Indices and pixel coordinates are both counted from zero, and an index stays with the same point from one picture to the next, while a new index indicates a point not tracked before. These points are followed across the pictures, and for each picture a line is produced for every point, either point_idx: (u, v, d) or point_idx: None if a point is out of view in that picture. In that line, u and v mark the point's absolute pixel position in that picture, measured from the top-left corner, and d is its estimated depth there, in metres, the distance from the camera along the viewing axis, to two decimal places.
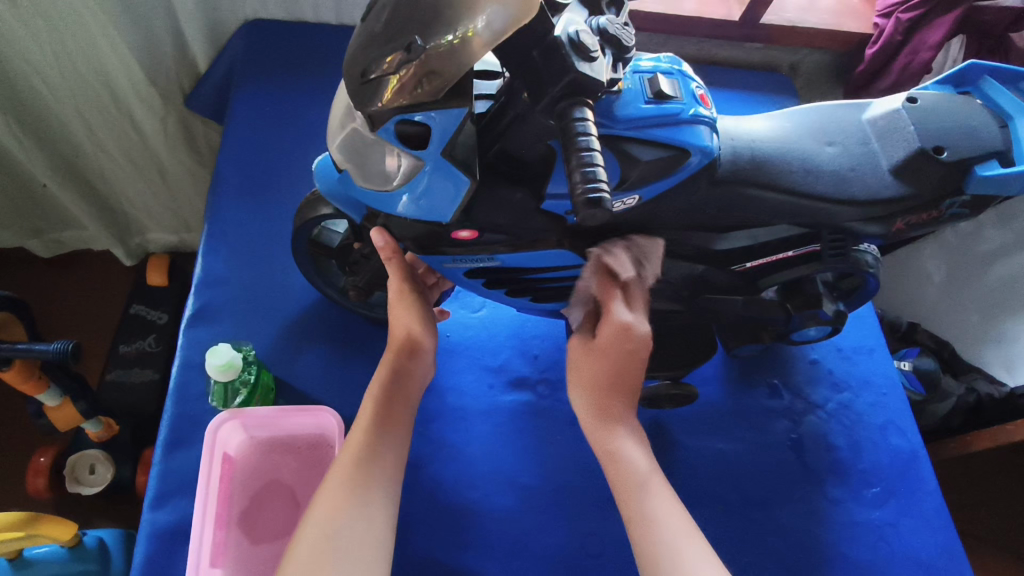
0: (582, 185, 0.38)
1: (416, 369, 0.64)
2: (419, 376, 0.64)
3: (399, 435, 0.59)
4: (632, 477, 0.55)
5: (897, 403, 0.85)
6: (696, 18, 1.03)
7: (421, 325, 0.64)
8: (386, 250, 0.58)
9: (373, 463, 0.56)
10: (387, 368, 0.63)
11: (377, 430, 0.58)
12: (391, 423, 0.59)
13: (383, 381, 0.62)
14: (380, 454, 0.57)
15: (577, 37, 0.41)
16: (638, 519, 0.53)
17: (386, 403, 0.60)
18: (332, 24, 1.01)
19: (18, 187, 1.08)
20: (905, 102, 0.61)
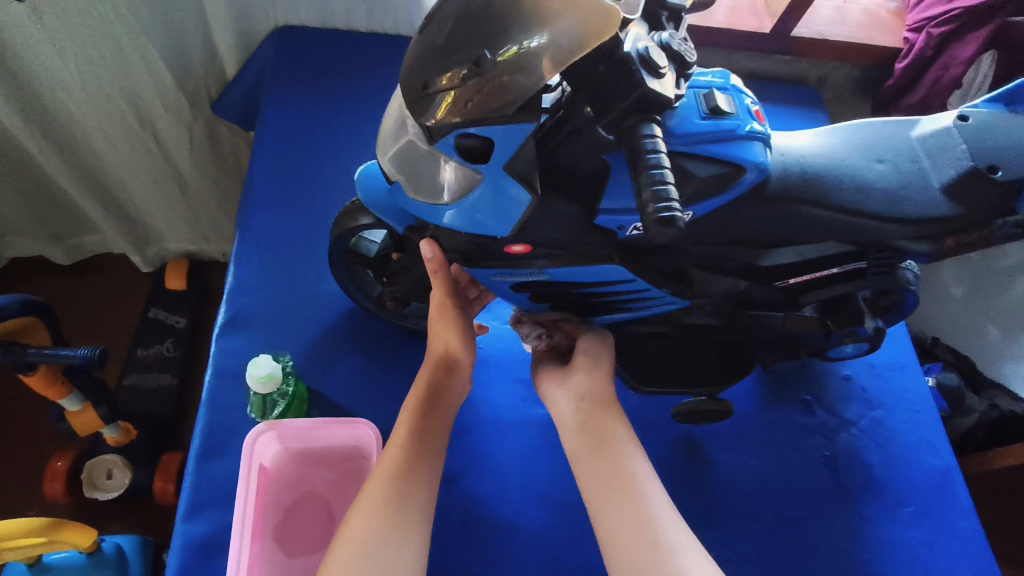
0: (652, 204, 0.38)
1: (453, 387, 0.63)
2: (455, 395, 0.63)
3: (435, 454, 0.58)
4: (623, 471, 0.53)
5: (931, 421, 0.84)
6: (727, 30, 1.02)
7: (461, 342, 0.63)
8: (433, 264, 0.57)
9: (409, 479, 0.54)
10: (424, 383, 0.62)
11: (412, 446, 0.57)
12: (428, 441, 0.58)
13: (421, 397, 0.61)
14: (417, 473, 0.55)
15: (646, 53, 0.41)
16: (626, 510, 0.51)
17: (423, 420, 0.59)
18: (361, 32, 1.01)
19: (40, 190, 1.09)
20: (956, 120, 0.61)
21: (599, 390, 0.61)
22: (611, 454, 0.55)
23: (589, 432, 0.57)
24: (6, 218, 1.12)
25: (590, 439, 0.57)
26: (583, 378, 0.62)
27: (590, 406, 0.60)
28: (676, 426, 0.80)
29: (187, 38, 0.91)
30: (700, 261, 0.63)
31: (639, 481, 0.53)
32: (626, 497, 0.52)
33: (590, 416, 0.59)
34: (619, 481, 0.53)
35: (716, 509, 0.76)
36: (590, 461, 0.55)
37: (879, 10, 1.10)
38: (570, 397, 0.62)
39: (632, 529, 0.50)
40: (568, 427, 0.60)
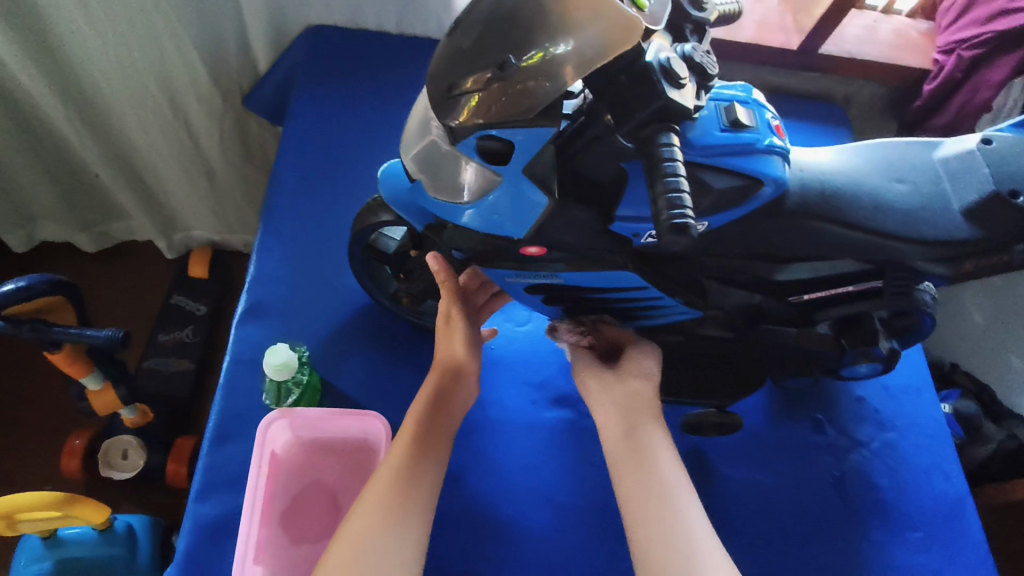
0: (667, 211, 0.39)
1: (459, 393, 0.64)
2: (460, 400, 0.63)
3: (438, 460, 0.58)
4: (653, 478, 0.55)
5: (943, 446, 0.83)
6: (754, 45, 1.02)
7: (467, 350, 0.65)
8: (441, 274, 0.63)
9: (411, 482, 0.55)
10: (430, 389, 0.63)
11: (415, 452, 0.57)
12: (431, 448, 0.58)
13: (427, 402, 0.61)
14: (418, 479, 0.56)
15: (668, 64, 0.42)
16: (654, 510, 0.53)
17: (427, 425, 0.60)
18: (392, 34, 1.02)
19: (73, 174, 1.12)
20: (980, 144, 0.60)
21: (640, 396, 0.62)
22: (647, 459, 0.57)
23: (628, 439, 0.59)
24: (38, 202, 1.16)
25: (630, 442, 0.59)
26: (629, 378, 0.64)
27: (634, 415, 0.61)
28: (685, 437, 0.80)
29: (223, 34, 0.93)
30: (718, 275, 0.63)
31: (672, 492, 0.55)
32: (656, 504, 0.54)
33: (630, 423, 0.60)
34: (653, 493, 0.54)
35: (721, 522, 0.76)
36: (627, 469, 0.57)
37: (910, 31, 1.09)
38: (608, 408, 0.63)
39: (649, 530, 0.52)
40: (610, 431, 0.61)
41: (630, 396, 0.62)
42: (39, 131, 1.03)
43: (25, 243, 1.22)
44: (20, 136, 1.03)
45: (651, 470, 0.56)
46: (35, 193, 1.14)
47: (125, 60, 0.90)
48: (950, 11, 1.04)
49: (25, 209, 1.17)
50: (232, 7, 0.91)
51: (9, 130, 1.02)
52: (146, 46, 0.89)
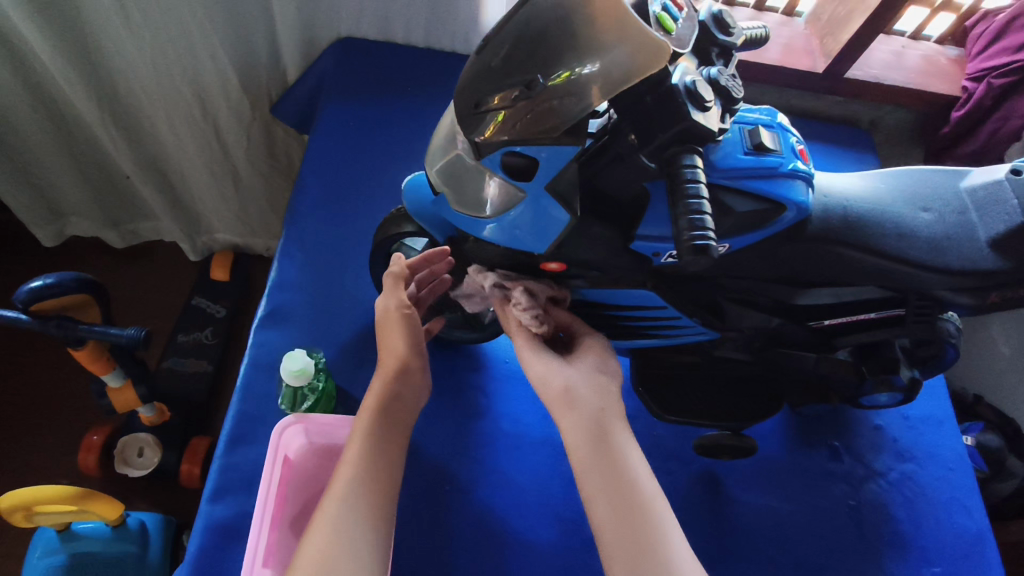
0: (688, 231, 0.39)
1: (406, 395, 0.61)
2: (408, 407, 0.60)
3: (388, 473, 0.55)
4: (625, 483, 0.49)
5: (964, 480, 0.81)
6: (780, 68, 1.01)
7: (412, 349, 0.62)
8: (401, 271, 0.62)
9: (365, 492, 0.52)
10: (376, 397, 0.59)
11: (367, 463, 0.54)
12: (381, 452, 0.56)
13: (374, 410, 0.58)
14: (370, 493, 0.53)
15: (693, 86, 0.42)
16: (624, 506, 0.48)
17: (375, 437, 0.56)
18: (419, 48, 1.03)
19: (104, 173, 1.15)
20: (1009, 173, 0.59)
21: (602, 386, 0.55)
22: (614, 450, 0.51)
23: (594, 431, 0.52)
24: (69, 198, 1.18)
25: (596, 431, 0.52)
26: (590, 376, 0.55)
27: (600, 401, 0.54)
28: (697, 459, 0.79)
29: (254, 44, 0.95)
30: (735, 295, 0.63)
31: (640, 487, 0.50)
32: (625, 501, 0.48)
33: (594, 410, 0.53)
34: (622, 491, 0.49)
35: (732, 547, 0.74)
36: (593, 465, 0.50)
37: (938, 58, 1.08)
38: (571, 409, 0.53)
39: (631, 550, 0.47)
40: (575, 423, 0.52)
41: (594, 396, 0.54)
42: (73, 131, 1.06)
43: (54, 237, 1.24)
44: (55, 135, 1.06)
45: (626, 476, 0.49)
46: (66, 191, 1.16)
47: (159, 67, 0.93)
48: (979, 39, 1.03)
49: (55, 204, 1.19)
50: (265, 17, 0.93)
51: (44, 129, 1.04)
52: (180, 52, 0.92)
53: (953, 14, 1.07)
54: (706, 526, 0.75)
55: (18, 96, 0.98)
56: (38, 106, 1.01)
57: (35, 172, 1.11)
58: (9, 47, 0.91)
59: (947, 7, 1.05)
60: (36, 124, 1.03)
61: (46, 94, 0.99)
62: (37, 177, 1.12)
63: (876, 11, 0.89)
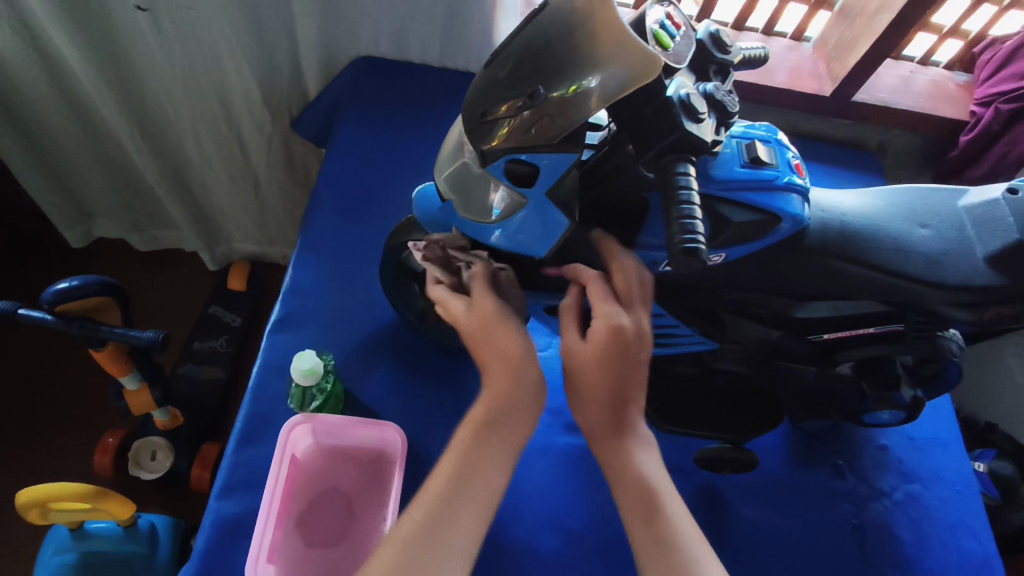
0: (680, 234, 0.41)
1: (513, 425, 0.50)
2: (520, 418, 0.50)
3: (480, 492, 0.47)
4: (646, 490, 0.51)
5: (970, 502, 0.81)
6: (787, 91, 1.03)
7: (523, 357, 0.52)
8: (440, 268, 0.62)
9: (444, 525, 0.44)
10: (485, 407, 0.50)
11: (450, 497, 0.45)
12: (468, 482, 0.47)
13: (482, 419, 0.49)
14: (456, 516, 0.45)
15: (687, 99, 0.44)
16: (654, 516, 0.50)
17: (476, 452, 0.48)
18: (435, 67, 1.07)
19: (132, 181, 1.20)
20: (1006, 193, 0.60)
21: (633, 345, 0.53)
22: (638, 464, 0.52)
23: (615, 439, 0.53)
24: (97, 200, 1.24)
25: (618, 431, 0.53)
26: (608, 331, 0.53)
27: (626, 393, 0.53)
28: (699, 473, 0.79)
29: (277, 61, 0.99)
30: (733, 305, 0.64)
31: (663, 496, 0.51)
32: (646, 511, 0.50)
33: (619, 404, 0.53)
34: (645, 498, 0.51)
35: (733, 563, 0.74)
36: (617, 473, 0.52)
37: (946, 83, 1.09)
38: (597, 401, 0.53)
39: (656, 550, 0.48)
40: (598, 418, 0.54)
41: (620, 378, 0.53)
42: (104, 140, 1.11)
43: (81, 238, 1.30)
44: (87, 143, 1.11)
45: (642, 479, 0.51)
46: (96, 193, 1.22)
47: (186, 76, 0.98)
48: (987, 65, 1.05)
49: (85, 205, 1.25)
50: (288, 36, 0.97)
51: (77, 136, 1.09)
52: (207, 65, 0.96)
53: (961, 41, 1.08)
54: (708, 540, 0.75)
55: (53, 104, 1.03)
56: (73, 115, 1.06)
57: (66, 175, 1.17)
58: (47, 59, 0.96)
59: (954, 34, 1.07)
60: (70, 131, 1.08)
61: (80, 103, 1.04)
62: (66, 178, 1.17)
63: (882, 36, 0.91)
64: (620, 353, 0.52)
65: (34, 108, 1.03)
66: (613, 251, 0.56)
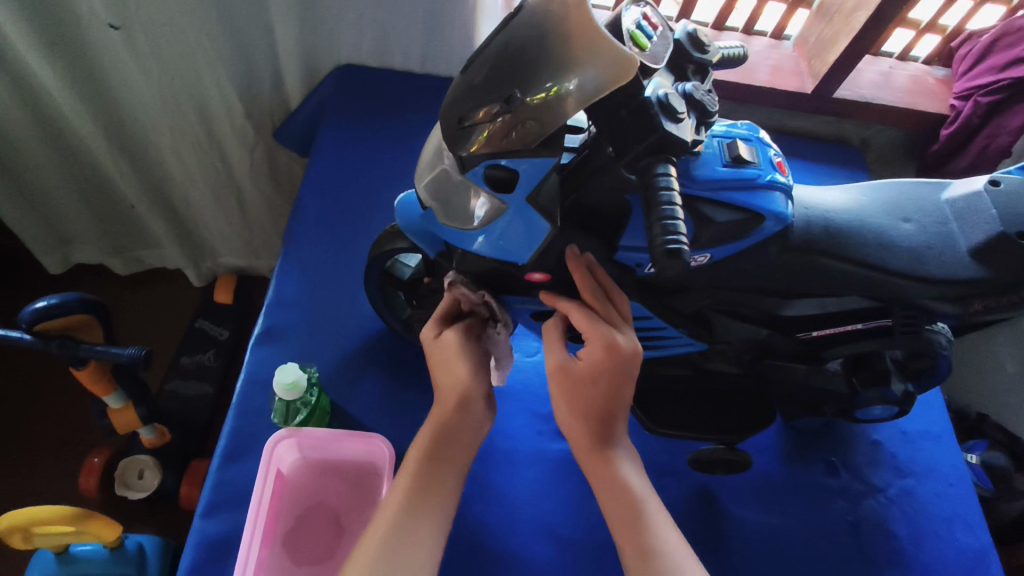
0: (662, 237, 0.40)
1: (467, 427, 0.55)
2: (470, 434, 0.55)
3: (441, 505, 0.52)
4: (628, 499, 0.53)
5: (965, 496, 0.80)
6: (768, 89, 1.03)
7: (473, 373, 0.57)
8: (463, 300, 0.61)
9: (407, 544, 0.49)
10: (435, 427, 0.55)
11: (410, 510, 0.51)
12: (426, 501, 0.51)
13: (428, 445, 0.54)
14: (417, 525, 0.50)
15: (666, 99, 0.44)
16: (637, 520, 0.52)
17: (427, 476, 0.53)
18: (416, 73, 1.06)
19: (112, 201, 1.18)
20: (987, 184, 0.61)
21: (623, 367, 0.54)
22: (620, 470, 0.55)
23: (599, 448, 0.56)
24: (75, 224, 1.21)
25: (602, 444, 0.56)
26: (601, 356, 0.54)
27: (615, 408, 0.56)
28: (692, 474, 0.78)
29: (256, 72, 0.98)
30: (721, 306, 0.64)
31: (643, 500, 0.54)
32: (626, 517, 0.53)
33: (607, 422, 0.56)
34: (625, 503, 0.53)
35: (729, 565, 0.73)
36: (599, 479, 0.55)
37: (926, 78, 1.10)
38: (578, 414, 0.56)
39: (642, 559, 0.50)
40: (580, 432, 0.56)
41: (603, 394, 0.55)
42: (82, 159, 1.09)
43: (60, 264, 1.27)
44: (63, 165, 1.09)
45: (626, 490, 0.54)
46: (73, 216, 1.19)
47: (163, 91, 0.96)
48: (965, 59, 1.05)
49: (63, 231, 1.22)
50: (266, 47, 0.96)
51: (52, 159, 1.07)
52: (184, 80, 0.95)
53: (939, 35, 1.09)
54: (703, 543, 0.74)
55: (26, 126, 1.01)
56: (50, 136, 1.04)
57: (42, 200, 1.14)
58: (18, 80, 0.94)
59: (932, 29, 1.07)
60: (47, 152, 1.06)
61: (53, 124, 1.02)
62: (42, 204, 1.15)
63: (860, 32, 0.91)
64: (612, 370, 0.54)
65: (7, 132, 1.00)
66: (595, 267, 0.57)
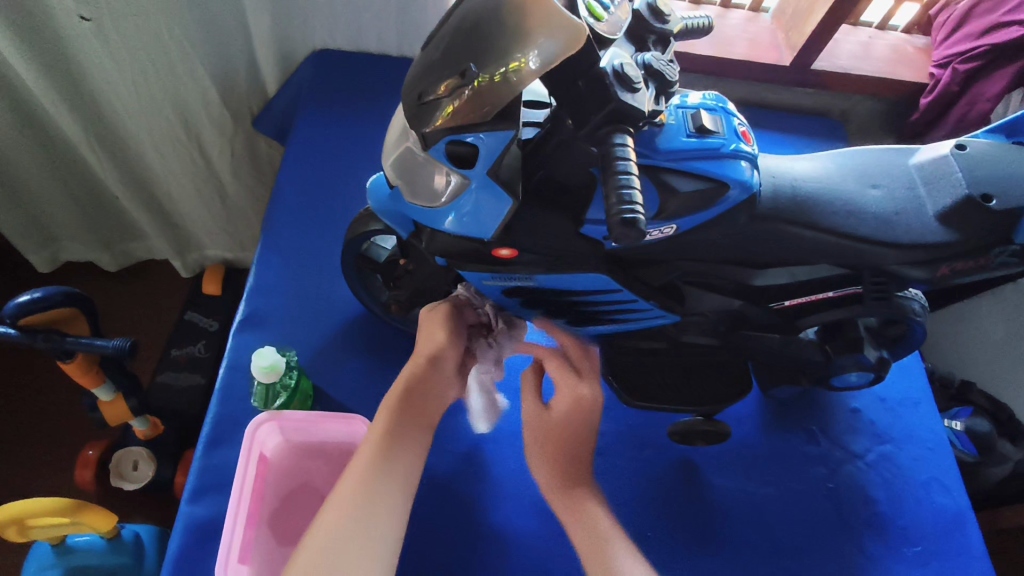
0: (618, 206, 0.40)
1: (437, 383, 0.65)
2: (434, 392, 0.64)
3: (413, 442, 0.60)
4: None
5: (942, 459, 0.81)
6: (746, 62, 1.03)
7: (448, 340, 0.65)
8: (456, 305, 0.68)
9: (386, 465, 0.56)
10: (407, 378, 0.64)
11: (390, 437, 0.59)
12: (403, 433, 0.60)
13: (404, 391, 0.62)
14: (398, 454, 0.58)
15: (621, 69, 0.45)
16: None
17: (405, 415, 0.61)
18: (393, 57, 1.05)
19: (95, 194, 1.18)
20: (954, 149, 0.61)
21: None
22: None
23: None
24: (61, 220, 1.21)
25: None
26: None
27: None
28: (674, 447, 0.80)
29: (232, 60, 0.97)
30: (692, 277, 0.65)
31: None
32: None
33: None
34: None
35: (711, 533, 0.75)
36: None
37: (905, 47, 1.10)
38: None
39: None
40: None
41: None
42: (63, 152, 1.08)
43: (47, 262, 1.27)
44: (44, 159, 1.08)
45: None
46: (57, 210, 1.19)
47: (142, 95, 0.94)
48: (943, 27, 1.05)
49: (50, 227, 1.22)
50: (241, 34, 0.95)
51: (34, 155, 1.07)
52: (160, 77, 0.93)
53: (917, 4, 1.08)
54: (685, 512, 0.76)
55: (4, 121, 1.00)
56: (30, 130, 1.03)
57: (25, 196, 1.13)
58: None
59: None
60: (25, 146, 1.05)
61: (33, 119, 1.02)
62: (27, 198, 1.14)
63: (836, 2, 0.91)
64: None
65: None
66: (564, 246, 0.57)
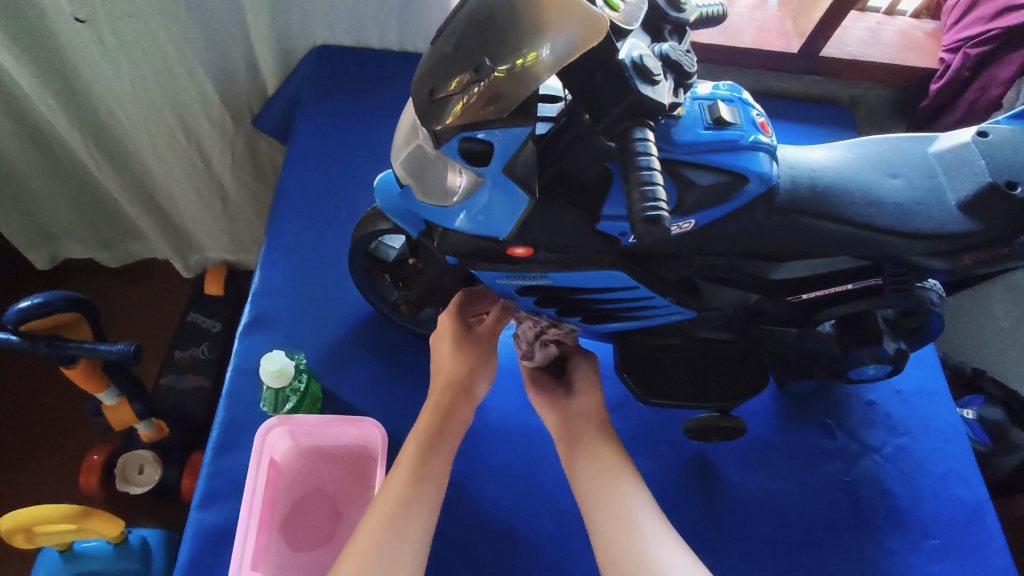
0: (641, 203, 0.39)
1: (462, 410, 0.64)
2: (458, 423, 0.63)
3: (438, 476, 0.59)
4: None
5: (960, 451, 0.80)
6: (754, 50, 1.01)
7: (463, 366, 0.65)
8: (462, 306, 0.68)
9: (409, 506, 0.55)
10: (431, 410, 0.63)
11: (414, 474, 0.57)
12: (428, 469, 0.58)
13: (428, 425, 0.62)
14: (423, 491, 0.57)
15: (640, 61, 0.43)
16: None
17: (429, 449, 0.60)
18: (394, 51, 1.04)
19: (94, 196, 1.16)
20: (975, 136, 0.60)
21: None
22: None
23: None
24: (61, 221, 1.19)
25: None
26: None
27: None
28: (688, 443, 0.78)
29: (231, 58, 0.96)
30: (707, 272, 0.63)
31: None
32: None
33: None
34: None
35: (727, 529, 0.74)
36: None
37: (914, 32, 1.08)
38: None
39: None
40: None
41: None
42: (60, 154, 1.07)
43: (47, 261, 1.25)
44: (41, 160, 1.07)
45: None
46: (56, 212, 1.17)
47: (139, 95, 0.93)
48: (953, 11, 1.03)
49: (49, 228, 1.21)
50: (240, 31, 0.93)
51: (33, 157, 1.06)
52: (158, 76, 0.92)
53: None
54: (701, 509, 0.75)
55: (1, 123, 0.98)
56: (27, 132, 1.02)
57: (24, 198, 1.12)
58: None
59: None
60: (22, 147, 1.03)
61: (29, 120, 1.00)
62: (25, 200, 1.13)
63: None
64: None
65: None
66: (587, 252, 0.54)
